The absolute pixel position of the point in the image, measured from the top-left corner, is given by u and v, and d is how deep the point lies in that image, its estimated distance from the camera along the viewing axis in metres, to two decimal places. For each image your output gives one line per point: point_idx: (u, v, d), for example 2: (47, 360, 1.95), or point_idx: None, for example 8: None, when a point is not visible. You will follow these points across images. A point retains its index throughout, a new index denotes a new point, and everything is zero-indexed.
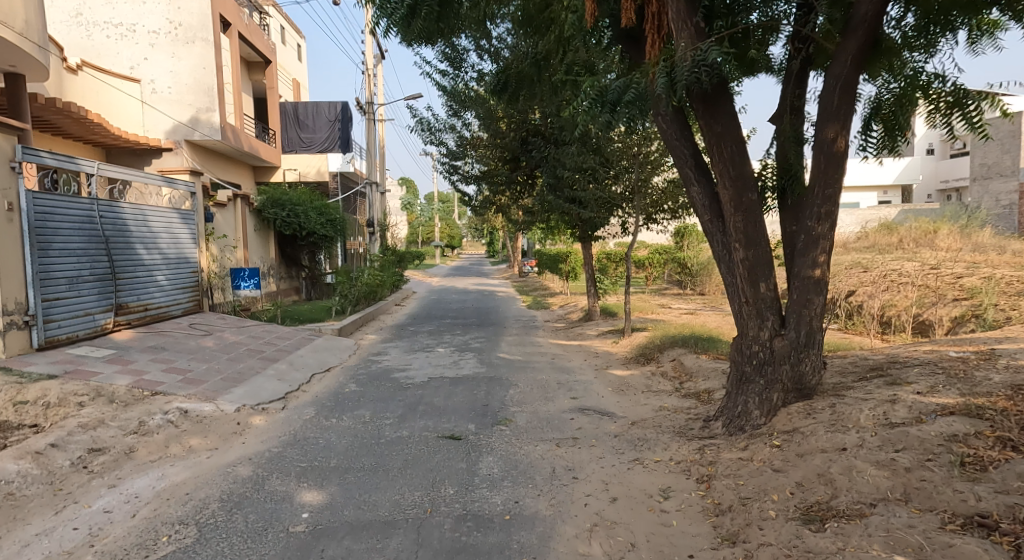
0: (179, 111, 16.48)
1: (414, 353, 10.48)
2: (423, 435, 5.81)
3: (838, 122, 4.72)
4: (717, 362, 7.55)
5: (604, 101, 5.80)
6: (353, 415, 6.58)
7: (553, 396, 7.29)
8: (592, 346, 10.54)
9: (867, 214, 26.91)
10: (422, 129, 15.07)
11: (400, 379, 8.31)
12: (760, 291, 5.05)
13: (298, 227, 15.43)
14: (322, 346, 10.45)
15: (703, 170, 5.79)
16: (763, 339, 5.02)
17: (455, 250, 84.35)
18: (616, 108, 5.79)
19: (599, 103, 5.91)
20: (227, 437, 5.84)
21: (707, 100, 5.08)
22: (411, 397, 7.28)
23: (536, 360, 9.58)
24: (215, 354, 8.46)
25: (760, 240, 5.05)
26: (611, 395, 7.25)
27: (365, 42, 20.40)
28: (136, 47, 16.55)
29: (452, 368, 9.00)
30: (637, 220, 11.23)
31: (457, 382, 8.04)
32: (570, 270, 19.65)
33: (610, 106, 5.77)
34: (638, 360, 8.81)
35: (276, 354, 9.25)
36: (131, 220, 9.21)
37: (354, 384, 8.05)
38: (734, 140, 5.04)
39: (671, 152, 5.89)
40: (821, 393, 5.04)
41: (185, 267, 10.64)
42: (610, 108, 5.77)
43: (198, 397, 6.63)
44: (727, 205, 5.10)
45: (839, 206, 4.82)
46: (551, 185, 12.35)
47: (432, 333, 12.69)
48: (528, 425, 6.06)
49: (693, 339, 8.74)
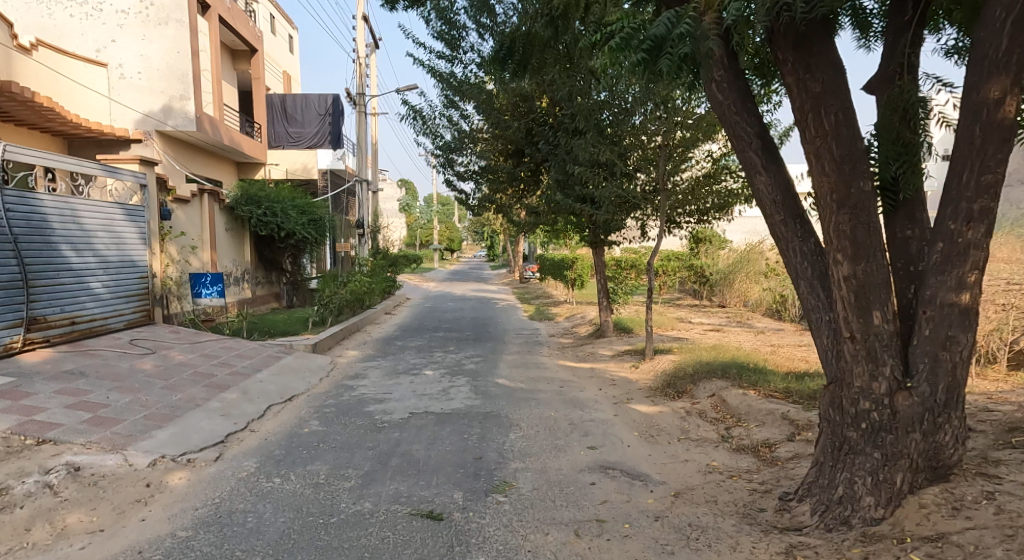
0: (149, 99, 15.06)
1: (398, 375, 8.93)
2: (391, 511, 4.27)
3: (1007, 76, 3.19)
4: (771, 401, 6.01)
5: (644, 39, 4.38)
6: (304, 472, 5.04)
7: (565, 445, 5.71)
8: (607, 370, 8.94)
9: None
10: (416, 121, 13.55)
11: (375, 415, 6.73)
12: (873, 324, 3.51)
13: (275, 227, 13.85)
14: (291, 368, 8.90)
15: (774, 157, 4.52)
16: (878, 396, 3.47)
17: (454, 256, 82.72)
18: (657, 52, 4.38)
19: (635, 40, 4.43)
20: (124, 510, 4.27)
21: (801, 44, 3.54)
22: (385, 445, 5.73)
23: (541, 389, 8.00)
24: (147, 381, 6.85)
25: (874, 250, 3.51)
26: (639, 444, 5.70)
27: (357, 29, 18.99)
28: (102, 28, 15.03)
29: (440, 399, 7.44)
30: (661, 224, 9.69)
31: (444, 421, 6.47)
32: (577, 278, 17.95)
33: (650, 49, 4.38)
34: (666, 394, 7.24)
35: (229, 379, 7.67)
36: (55, 217, 7.67)
37: (317, 422, 6.47)
38: (843, 102, 3.49)
39: (727, 128, 4.67)
40: (962, 473, 3.51)
41: (131, 272, 9.07)
42: (649, 48, 4.36)
43: (101, 446, 5.04)
44: (826, 199, 3.57)
45: (1001, 200, 3.26)
46: (560, 181, 10.81)
47: (421, 349, 11.12)
48: (536, 496, 4.50)
49: (735, 368, 7.17)
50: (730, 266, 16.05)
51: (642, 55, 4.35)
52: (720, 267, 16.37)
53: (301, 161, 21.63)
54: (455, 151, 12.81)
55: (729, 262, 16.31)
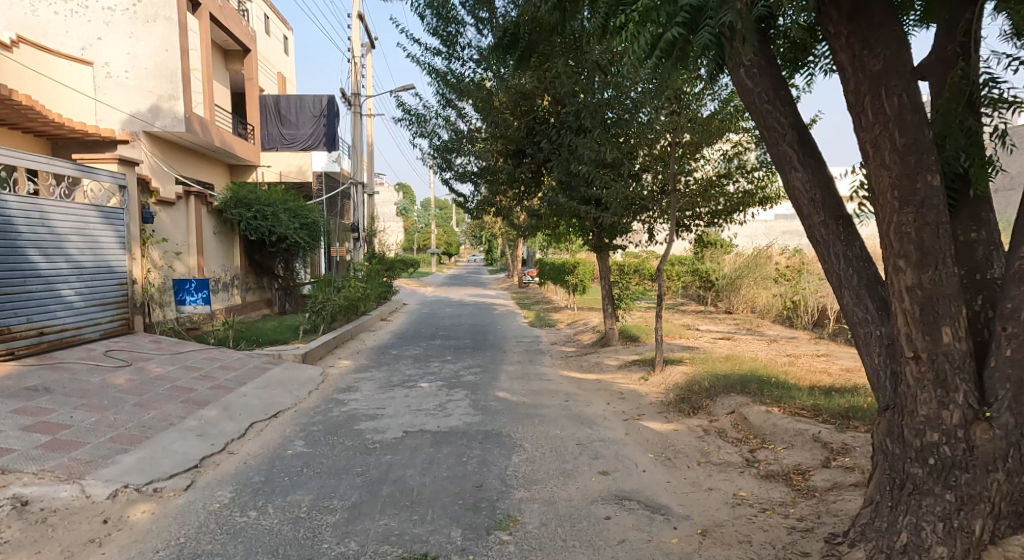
0: (137, 99, 14.54)
1: (393, 388, 8.39)
2: (380, 554, 3.73)
3: None
4: (799, 421, 5.49)
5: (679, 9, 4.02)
6: (284, 504, 4.50)
7: (574, 470, 5.19)
8: (614, 383, 8.41)
9: None
10: (412, 121, 13.04)
11: (366, 434, 6.20)
12: (942, 343, 2.99)
13: (266, 231, 13.27)
14: (278, 380, 8.36)
15: (812, 152, 4.04)
16: (951, 427, 2.96)
17: (452, 261, 82.13)
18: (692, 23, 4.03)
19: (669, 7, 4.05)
20: (74, 552, 3.74)
21: (858, 15, 3.07)
22: (376, 470, 5.20)
23: (545, 403, 7.45)
24: (118, 397, 6.30)
25: (943, 254, 2.99)
26: (655, 469, 5.18)
27: (352, 27, 18.52)
28: (88, 25, 14.51)
29: (437, 416, 6.90)
30: (671, 227, 9.17)
31: (441, 442, 5.95)
32: (578, 283, 17.40)
33: (685, 20, 4.02)
34: (680, 409, 6.71)
35: (210, 394, 7.13)
36: (22, 220, 7.13)
37: (302, 443, 5.93)
38: (908, 82, 3.00)
39: (759, 119, 4.20)
40: None
41: (109, 278, 8.54)
42: (684, 20, 4.01)
43: (56, 475, 4.50)
44: (886, 195, 3.06)
45: None
46: (564, 182, 10.32)
47: (417, 359, 10.57)
48: (544, 534, 3.98)
49: (755, 383, 6.64)
50: (737, 270, 15.51)
51: (676, 27, 3.99)
52: (726, 272, 15.89)
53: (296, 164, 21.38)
54: (453, 152, 12.25)
55: (735, 266, 15.79)
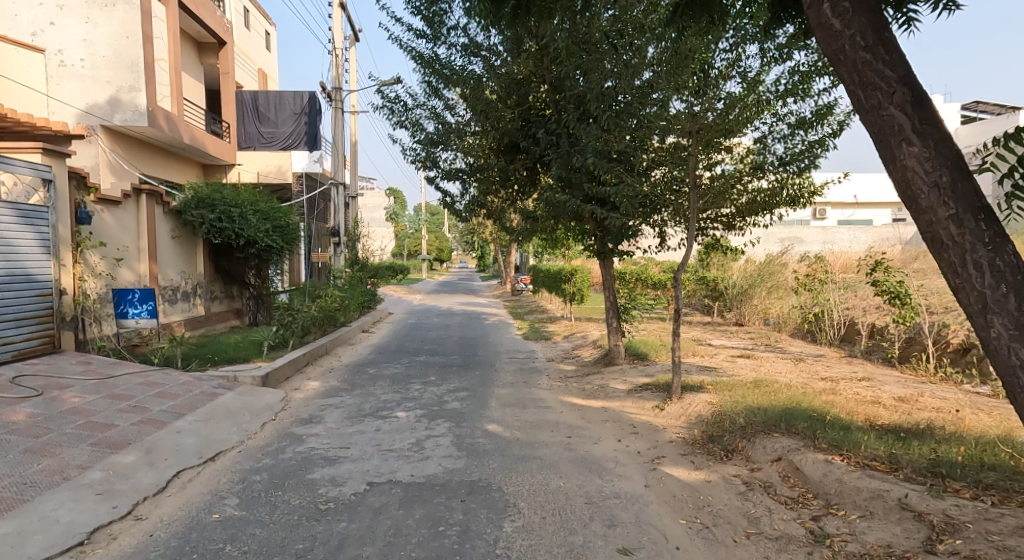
0: (94, 90, 13.15)
1: (363, 418, 7.11)
2: None
3: None
4: (874, 477, 4.24)
5: None
6: None
7: (585, 546, 3.93)
8: (624, 412, 7.15)
9: (882, 233, 24.52)
10: (394, 112, 11.75)
11: (319, 488, 4.93)
12: None
13: (232, 234, 11.88)
14: (228, 409, 7.05)
15: (931, 117, 2.81)
16: None
17: (444, 266, 80.65)
18: None
19: None
20: None
21: None
22: (320, 547, 3.91)
23: (543, 442, 6.15)
24: (4, 442, 5.00)
25: None
26: (693, 546, 3.91)
27: (334, 16, 17.23)
28: (39, 8, 13.09)
29: (412, 459, 5.62)
30: (689, 232, 7.96)
31: (413, 500, 4.67)
32: (576, 292, 16.13)
33: None
34: (710, 453, 5.46)
35: (134, 430, 5.84)
36: None
37: (235, 502, 4.65)
38: None
39: (852, 70, 2.98)
40: None
41: (27, 289, 7.23)
42: None
43: None
44: None
45: None
46: (562, 178, 9.08)
47: (397, 381, 9.24)
48: None
49: (805, 421, 5.38)
50: (749, 279, 14.29)
51: None
52: (737, 280, 14.64)
53: (275, 164, 19.67)
54: (438, 145, 10.88)
55: (746, 274, 14.58)
